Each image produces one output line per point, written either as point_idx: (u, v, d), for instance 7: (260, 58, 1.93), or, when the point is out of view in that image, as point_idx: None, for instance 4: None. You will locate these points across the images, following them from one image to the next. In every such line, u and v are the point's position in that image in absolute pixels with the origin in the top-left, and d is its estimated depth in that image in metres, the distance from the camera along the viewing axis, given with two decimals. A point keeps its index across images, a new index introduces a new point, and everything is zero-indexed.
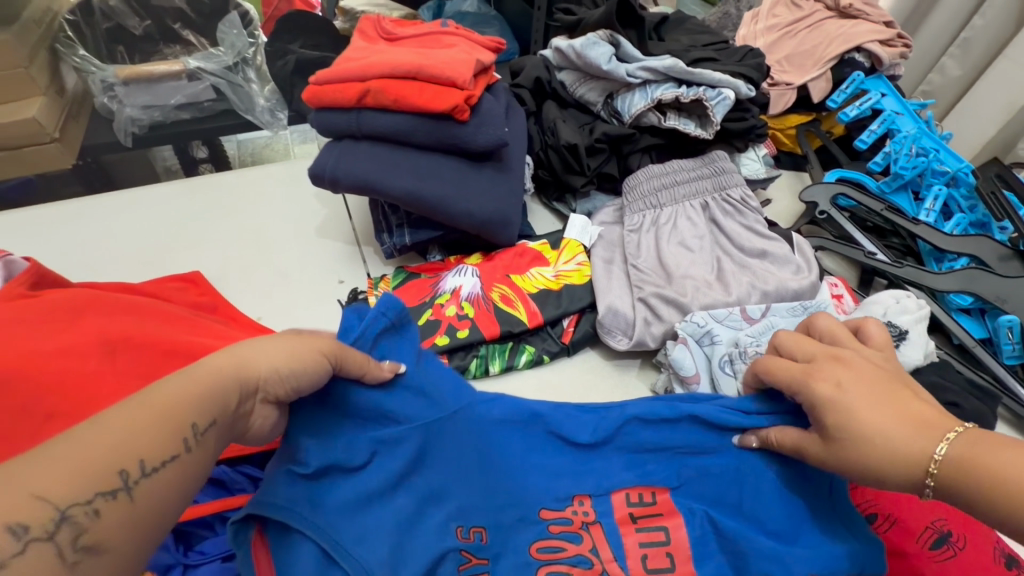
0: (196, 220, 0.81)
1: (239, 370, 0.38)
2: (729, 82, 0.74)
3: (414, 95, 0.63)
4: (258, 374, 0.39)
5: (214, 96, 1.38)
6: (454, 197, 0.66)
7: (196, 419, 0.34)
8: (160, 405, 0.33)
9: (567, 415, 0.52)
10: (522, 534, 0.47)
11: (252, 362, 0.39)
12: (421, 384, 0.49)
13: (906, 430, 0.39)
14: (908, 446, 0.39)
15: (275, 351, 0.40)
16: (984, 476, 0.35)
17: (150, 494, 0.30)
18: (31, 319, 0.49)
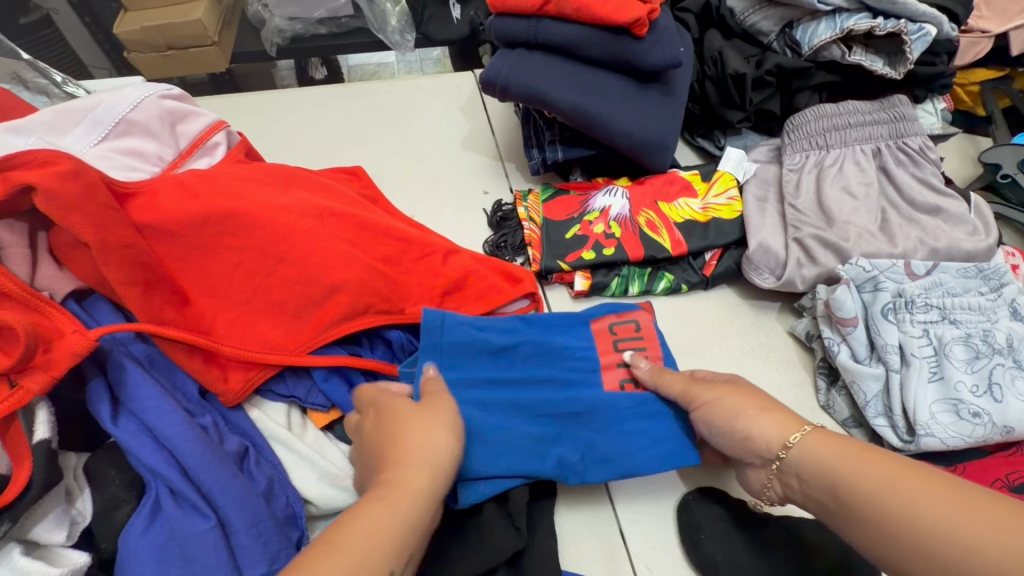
0: (356, 121, 0.87)
1: (415, 482, 0.39)
2: (933, 17, 0.66)
3: (597, 5, 0.62)
4: (426, 472, 0.40)
5: (352, 13, 1.44)
6: (616, 115, 0.67)
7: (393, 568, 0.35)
8: (371, 540, 0.35)
9: (638, 440, 0.51)
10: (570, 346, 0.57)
11: (416, 455, 0.41)
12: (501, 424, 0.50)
13: (916, 490, 0.36)
14: (943, 517, 0.34)
15: (424, 440, 0.42)
16: (894, 523, 0.36)
17: (352, 542, 0.35)
18: (256, 182, 0.57)
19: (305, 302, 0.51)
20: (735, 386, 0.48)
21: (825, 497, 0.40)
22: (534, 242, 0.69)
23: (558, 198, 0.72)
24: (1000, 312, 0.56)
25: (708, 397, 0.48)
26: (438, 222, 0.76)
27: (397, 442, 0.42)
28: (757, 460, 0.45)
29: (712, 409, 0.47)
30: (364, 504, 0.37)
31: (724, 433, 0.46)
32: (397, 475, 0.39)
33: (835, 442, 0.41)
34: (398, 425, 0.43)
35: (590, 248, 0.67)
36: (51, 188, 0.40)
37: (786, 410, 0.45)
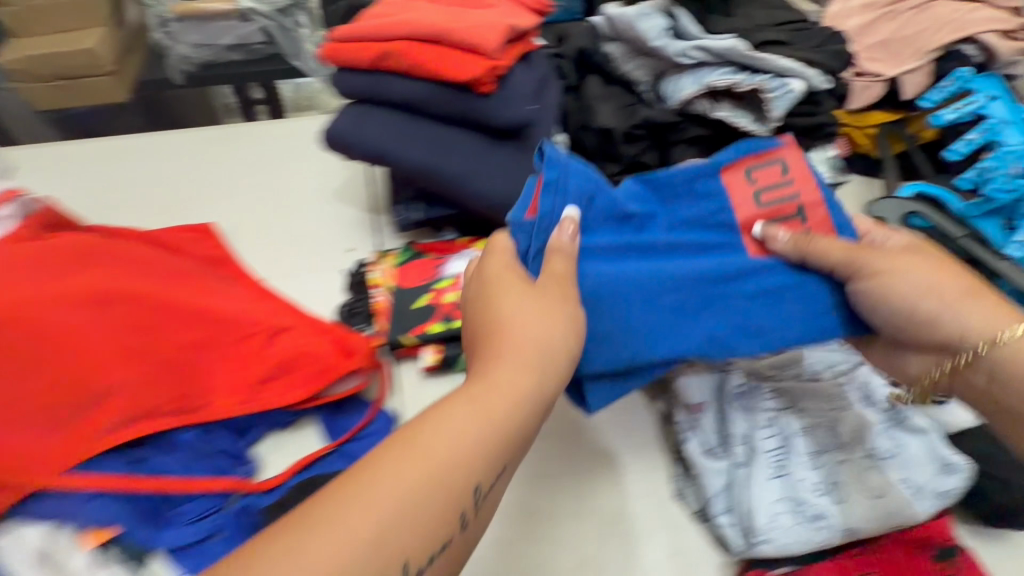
0: (221, 169, 0.81)
1: (506, 394, 0.42)
2: (798, 71, 0.63)
3: (434, 63, 0.58)
4: (528, 351, 0.44)
5: (264, 40, 1.36)
6: (469, 175, 0.63)
7: (478, 481, 0.39)
8: (435, 450, 0.38)
9: (738, 332, 0.51)
10: (682, 207, 0.55)
11: (527, 348, 0.44)
12: (603, 333, 0.50)
13: (993, 314, 0.48)
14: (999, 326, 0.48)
15: (538, 325, 0.45)
16: (1013, 376, 0.47)
17: (430, 446, 0.38)
18: (45, 268, 0.54)
19: (74, 405, 0.48)
20: (911, 257, 0.51)
21: (927, 358, 0.50)
22: (382, 312, 0.64)
23: (414, 261, 0.66)
24: (852, 398, 0.53)
25: (910, 281, 0.49)
26: (292, 285, 0.70)
27: (503, 327, 0.45)
28: (950, 336, 0.49)
29: (904, 288, 0.49)
30: (457, 412, 0.40)
31: (876, 307, 0.50)
32: (488, 375, 0.42)
33: (967, 305, 0.49)
34: (511, 320, 0.46)
35: (438, 320, 0.62)
36: None
37: (976, 290, 0.50)
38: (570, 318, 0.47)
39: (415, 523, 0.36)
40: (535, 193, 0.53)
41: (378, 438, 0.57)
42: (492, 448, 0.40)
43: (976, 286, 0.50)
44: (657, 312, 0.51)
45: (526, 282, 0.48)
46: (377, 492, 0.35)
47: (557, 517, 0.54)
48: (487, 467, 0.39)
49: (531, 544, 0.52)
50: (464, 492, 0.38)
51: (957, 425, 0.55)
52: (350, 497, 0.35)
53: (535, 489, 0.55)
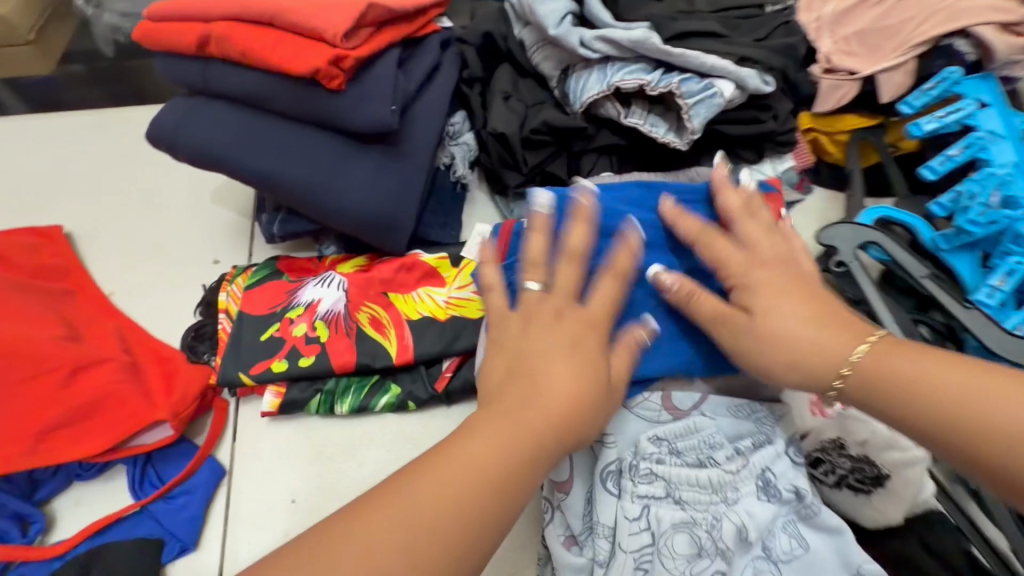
0: (86, 161, 0.71)
1: (534, 417, 0.35)
2: (726, 71, 0.51)
3: (265, 51, 0.47)
4: (557, 403, 0.36)
5: None
6: (322, 187, 0.53)
7: (478, 529, 0.32)
8: (464, 466, 0.33)
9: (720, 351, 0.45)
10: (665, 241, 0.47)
11: (554, 385, 0.37)
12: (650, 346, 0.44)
13: (905, 357, 0.36)
14: (935, 379, 0.35)
15: (575, 345, 0.39)
16: (903, 401, 0.36)
17: (430, 478, 0.32)
18: None
19: None
20: (783, 276, 0.41)
21: (818, 369, 0.39)
22: (222, 344, 0.54)
23: (269, 282, 0.57)
24: (745, 489, 0.43)
25: (783, 327, 0.39)
26: (139, 302, 0.61)
27: (529, 364, 0.38)
28: (805, 381, 0.39)
29: (777, 330, 0.39)
30: (498, 431, 0.35)
31: (775, 366, 0.40)
32: (541, 395, 0.36)
33: (830, 332, 0.39)
34: (540, 364, 0.38)
35: (282, 357, 0.53)
36: None
37: (834, 319, 0.40)
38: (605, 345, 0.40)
39: (432, 552, 0.31)
40: (499, 239, 0.49)
41: (191, 498, 0.48)
42: (507, 485, 0.33)
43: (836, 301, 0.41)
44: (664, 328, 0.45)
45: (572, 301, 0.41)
46: (406, 510, 0.31)
47: None
48: (499, 510, 0.33)
49: None
50: (468, 541, 0.31)
51: (882, 522, 0.46)
52: (366, 511, 0.31)
53: None
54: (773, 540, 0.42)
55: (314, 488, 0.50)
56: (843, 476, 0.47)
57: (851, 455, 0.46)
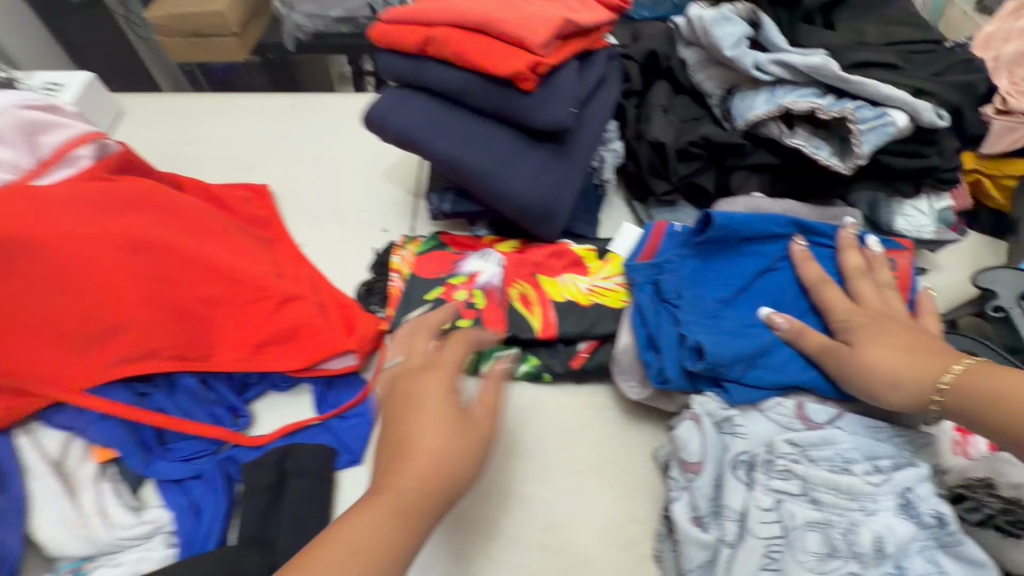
0: (288, 135, 0.85)
1: (394, 491, 0.42)
2: (903, 102, 0.53)
3: (476, 54, 0.55)
4: (407, 481, 0.42)
5: (371, 14, 1.43)
6: (498, 174, 0.60)
7: None
8: (357, 558, 0.38)
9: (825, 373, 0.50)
10: (784, 280, 0.56)
11: (426, 477, 0.42)
12: (758, 359, 0.51)
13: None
14: None
15: (437, 434, 0.44)
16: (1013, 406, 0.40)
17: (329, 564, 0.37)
18: (89, 205, 0.56)
19: (87, 342, 0.51)
20: (884, 327, 0.48)
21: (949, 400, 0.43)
22: (394, 298, 0.63)
23: (437, 251, 0.65)
24: (884, 503, 0.44)
25: (876, 353, 0.47)
26: (322, 256, 0.72)
27: (411, 440, 0.44)
28: (907, 403, 0.45)
29: (871, 362, 0.47)
30: (398, 525, 0.40)
31: (873, 389, 0.46)
32: (412, 460, 0.43)
33: (918, 358, 0.45)
34: (417, 430, 0.45)
35: (444, 316, 0.60)
36: None
37: (926, 348, 0.46)
38: (453, 427, 0.45)
39: None
40: (649, 238, 0.61)
41: (362, 419, 0.57)
42: (391, 564, 0.39)
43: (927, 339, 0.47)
44: (765, 341, 0.52)
45: (450, 409, 0.46)
46: None
47: (513, 538, 0.52)
48: None
49: (481, 560, 0.51)
50: None
51: None
52: None
53: (500, 509, 0.53)
54: (909, 561, 0.42)
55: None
56: (991, 515, 0.45)
57: (1001, 496, 0.45)
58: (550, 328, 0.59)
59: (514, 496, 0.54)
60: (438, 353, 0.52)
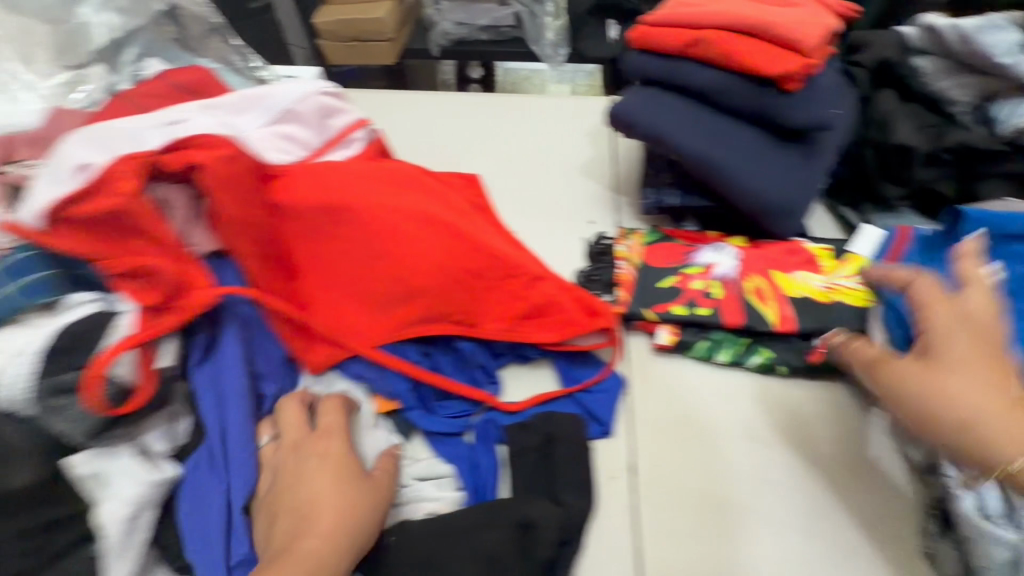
0: (484, 129, 0.90)
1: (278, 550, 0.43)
2: None
3: (747, 55, 0.58)
4: (289, 537, 0.43)
5: (513, 24, 1.51)
6: (746, 171, 0.62)
7: None
8: None
9: None
10: None
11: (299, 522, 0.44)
12: None
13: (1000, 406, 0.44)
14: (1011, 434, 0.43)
15: (320, 490, 0.45)
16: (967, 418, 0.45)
17: None
18: (381, 180, 0.61)
19: (392, 299, 0.56)
20: (959, 355, 0.47)
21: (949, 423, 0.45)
22: (625, 283, 0.66)
23: (663, 244, 0.69)
24: None
25: (958, 378, 0.46)
26: (534, 241, 0.76)
27: (308, 505, 0.45)
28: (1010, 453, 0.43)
29: (950, 393, 0.46)
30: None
31: (932, 428, 0.46)
32: (310, 520, 0.44)
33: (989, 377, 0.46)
34: (307, 490, 0.45)
35: (682, 304, 0.63)
36: (210, 168, 0.48)
37: (998, 365, 0.46)
38: (319, 475, 0.46)
39: None
40: (893, 242, 0.62)
41: (607, 396, 0.60)
42: None
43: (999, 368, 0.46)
44: None
45: (348, 471, 0.47)
46: None
47: (768, 520, 0.54)
48: None
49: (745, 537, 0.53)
50: None
51: None
52: None
53: (753, 493, 0.55)
54: None
55: (701, 418, 0.60)
56: None
57: None
58: (789, 323, 0.61)
59: (764, 480, 0.56)
60: (322, 422, 0.50)
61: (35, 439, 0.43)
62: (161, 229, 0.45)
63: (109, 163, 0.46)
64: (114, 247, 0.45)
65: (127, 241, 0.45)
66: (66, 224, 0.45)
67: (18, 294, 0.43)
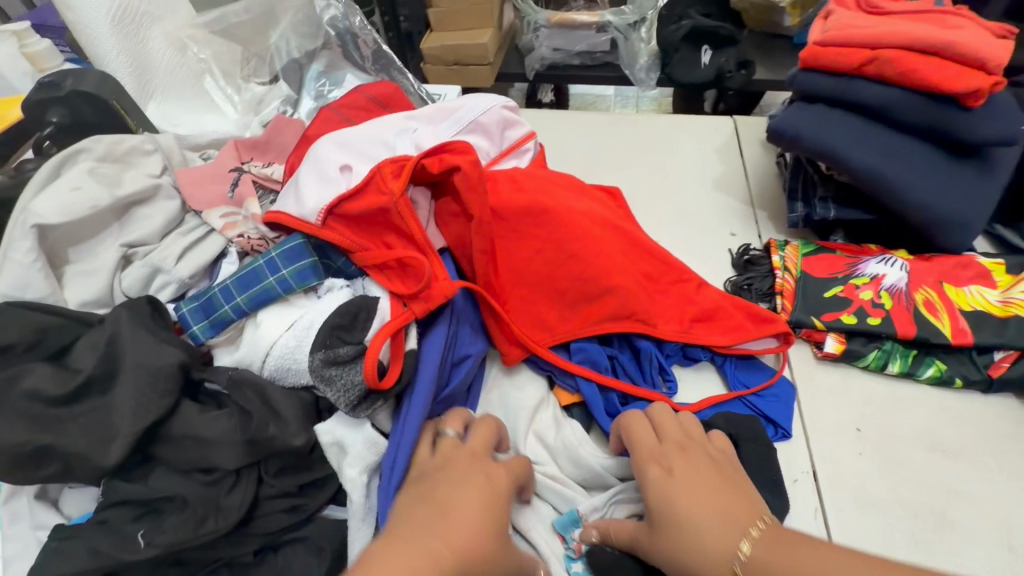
0: (615, 147, 0.93)
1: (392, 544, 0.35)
2: None
3: (929, 73, 0.60)
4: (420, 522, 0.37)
5: (608, 49, 1.52)
6: (918, 185, 0.63)
7: None
8: None
9: None
10: None
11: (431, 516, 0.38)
12: None
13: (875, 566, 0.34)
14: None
15: (462, 488, 0.40)
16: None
17: None
18: (560, 187, 0.66)
19: (584, 297, 0.60)
20: (687, 479, 0.44)
21: None
22: (787, 292, 0.67)
23: (822, 254, 0.70)
24: None
25: (686, 489, 0.43)
26: (680, 251, 0.78)
27: (433, 493, 0.40)
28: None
29: (699, 533, 0.40)
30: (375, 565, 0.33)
31: (673, 536, 0.42)
32: (439, 526, 0.37)
33: (726, 494, 0.43)
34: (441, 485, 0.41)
35: (851, 312, 0.64)
36: (467, 173, 0.54)
37: (728, 481, 0.44)
38: (475, 478, 0.42)
39: None
40: None
41: (779, 399, 0.61)
42: None
43: (711, 462, 0.46)
44: None
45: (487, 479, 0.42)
46: None
47: (968, 532, 0.52)
48: None
49: (943, 547, 0.51)
50: None
51: None
52: None
53: (944, 503, 0.54)
54: None
55: (880, 427, 0.59)
56: None
57: None
58: (964, 337, 0.60)
59: (955, 492, 0.55)
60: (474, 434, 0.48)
61: (300, 407, 0.46)
62: (417, 226, 0.51)
63: (368, 169, 0.55)
64: (370, 241, 0.53)
65: (384, 238, 0.52)
66: (338, 217, 0.52)
67: (290, 278, 0.49)
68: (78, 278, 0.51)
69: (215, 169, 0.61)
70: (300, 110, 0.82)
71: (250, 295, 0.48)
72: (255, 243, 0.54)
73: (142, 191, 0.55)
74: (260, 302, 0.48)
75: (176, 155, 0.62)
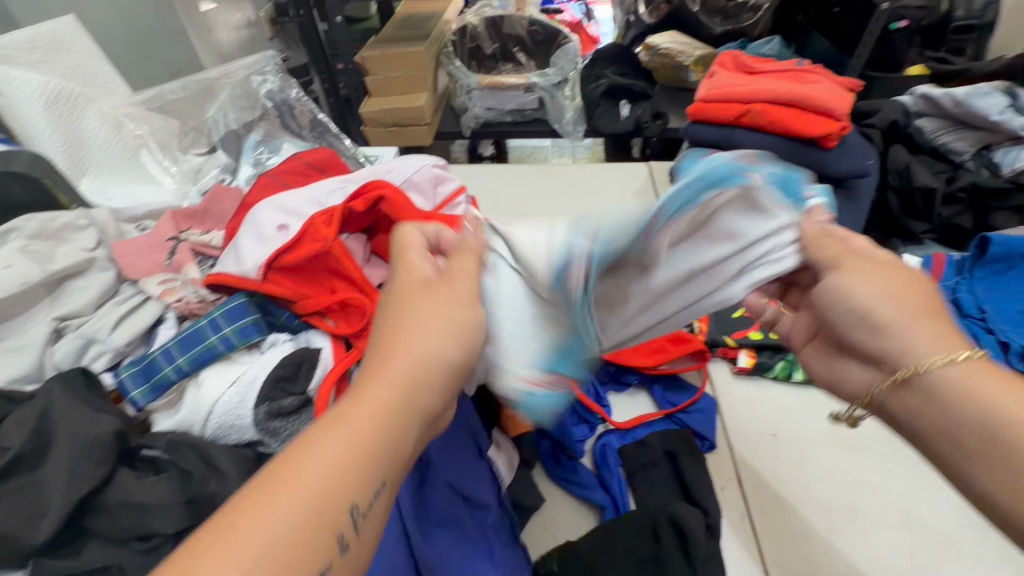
0: (544, 196, 1.01)
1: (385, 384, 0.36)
2: None
3: (790, 122, 0.72)
4: (400, 354, 0.38)
5: (536, 107, 1.62)
6: None
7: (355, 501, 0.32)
8: (339, 436, 0.33)
9: None
10: None
11: (399, 350, 0.38)
12: None
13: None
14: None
15: (418, 300, 0.40)
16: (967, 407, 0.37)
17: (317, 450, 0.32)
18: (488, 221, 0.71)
19: None
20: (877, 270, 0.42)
21: (938, 422, 0.38)
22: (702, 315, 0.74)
23: None
24: None
25: (866, 293, 0.42)
26: None
27: (397, 319, 0.39)
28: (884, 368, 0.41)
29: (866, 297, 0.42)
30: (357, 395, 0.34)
31: (865, 318, 0.42)
32: (401, 345, 0.38)
33: (942, 324, 0.40)
34: (399, 318, 0.39)
35: (757, 329, 0.71)
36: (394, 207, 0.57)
37: (945, 323, 0.40)
38: (421, 284, 0.42)
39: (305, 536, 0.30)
40: (932, 266, 0.72)
41: (704, 414, 0.67)
42: (388, 448, 0.34)
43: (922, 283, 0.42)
44: None
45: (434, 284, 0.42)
46: (288, 487, 0.30)
47: (873, 518, 0.58)
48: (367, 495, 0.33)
49: (853, 534, 0.57)
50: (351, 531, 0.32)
51: None
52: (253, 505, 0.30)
53: (851, 494, 0.60)
54: None
55: (792, 431, 0.66)
56: None
57: None
58: None
59: (859, 483, 0.61)
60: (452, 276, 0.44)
61: (241, 463, 0.47)
62: (353, 268, 0.55)
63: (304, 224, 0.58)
64: (312, 288, 0.56)
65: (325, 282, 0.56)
66: (278, 270, 0.55)
67: (233, 335, 0.51)
68: (5, 355, 0.51)
69: (154, 239, 0.63)
70: (238, 176, 0.84)
71: (192, 354, 0.50)
72: (195, 306, 0.56)
73: (76, 264, 0.56)
74: (202, 362, 0.50)
75: (111, 228, 0.64)
